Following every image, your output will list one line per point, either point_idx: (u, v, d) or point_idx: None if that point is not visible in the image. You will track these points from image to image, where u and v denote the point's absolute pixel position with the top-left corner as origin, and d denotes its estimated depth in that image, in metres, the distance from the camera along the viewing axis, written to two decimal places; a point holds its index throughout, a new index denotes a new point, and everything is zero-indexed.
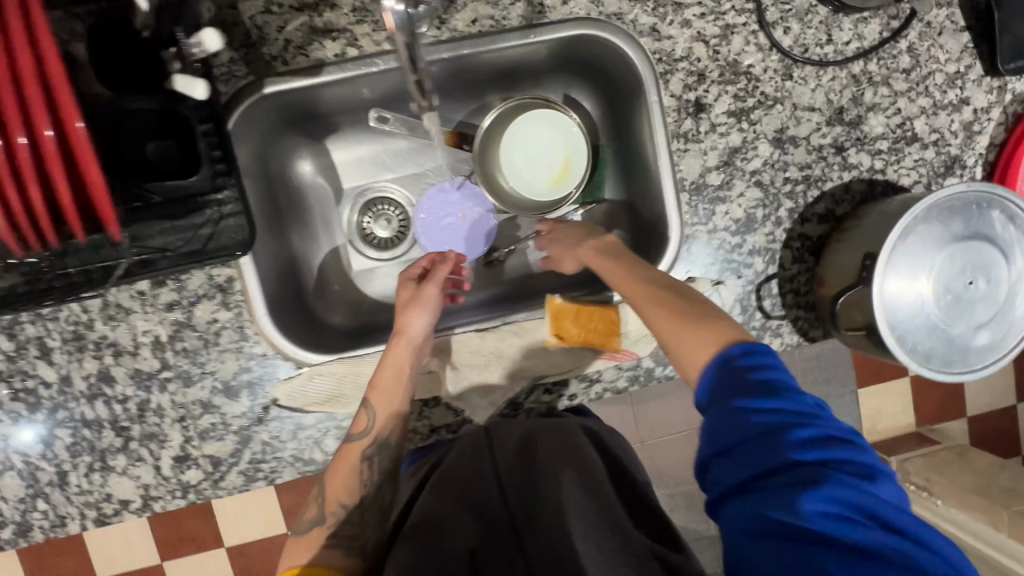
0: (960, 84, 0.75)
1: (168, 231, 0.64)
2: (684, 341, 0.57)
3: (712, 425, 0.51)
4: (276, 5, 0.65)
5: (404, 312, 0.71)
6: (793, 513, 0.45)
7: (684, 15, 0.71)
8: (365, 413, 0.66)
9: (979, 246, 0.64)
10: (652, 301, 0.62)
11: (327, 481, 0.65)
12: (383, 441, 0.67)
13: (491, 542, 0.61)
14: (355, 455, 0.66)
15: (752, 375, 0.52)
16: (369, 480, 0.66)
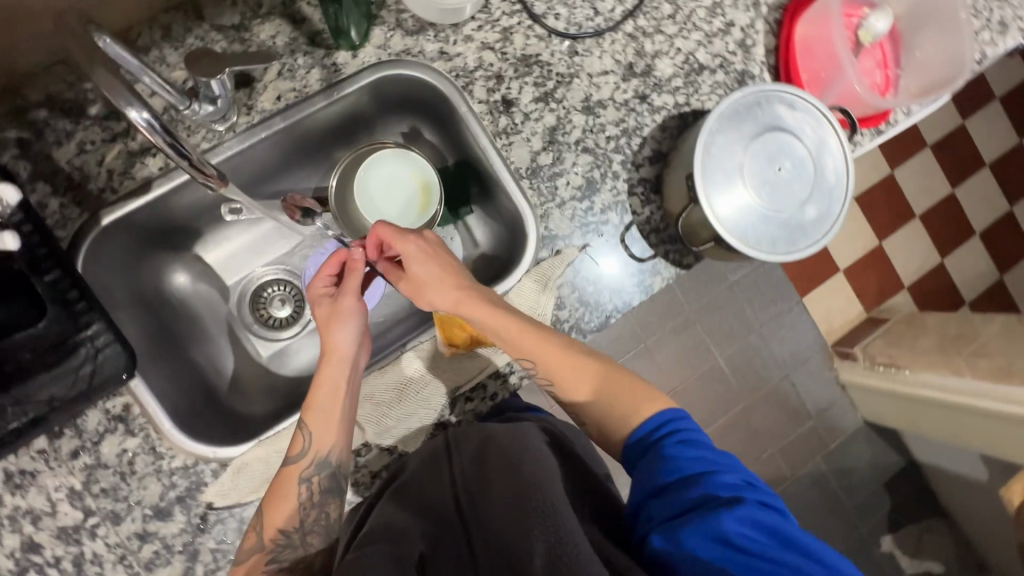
0: (721, 12, 0.85)
1: (48, 383, 0.65)
2: (602, 411, 0.66)
3: (645, 474, 0.57)
4: (89, 144, 0.69)
5: (328, 328, 0.72)
6: (713, 532, 0.49)
7: (465, 32, 0.78)
8: (302, 434, 0.68)
9: (774, 136, 0.72)
10: (569, 365, 0.68)
11: (267, 512, 0.65)
12: (322, 461, 0.68)
13: (441, 548, 0.61)
14: (295, 479, 0.67)
15: (678, 443, 0.58)
16: (307, 503, 0.67)
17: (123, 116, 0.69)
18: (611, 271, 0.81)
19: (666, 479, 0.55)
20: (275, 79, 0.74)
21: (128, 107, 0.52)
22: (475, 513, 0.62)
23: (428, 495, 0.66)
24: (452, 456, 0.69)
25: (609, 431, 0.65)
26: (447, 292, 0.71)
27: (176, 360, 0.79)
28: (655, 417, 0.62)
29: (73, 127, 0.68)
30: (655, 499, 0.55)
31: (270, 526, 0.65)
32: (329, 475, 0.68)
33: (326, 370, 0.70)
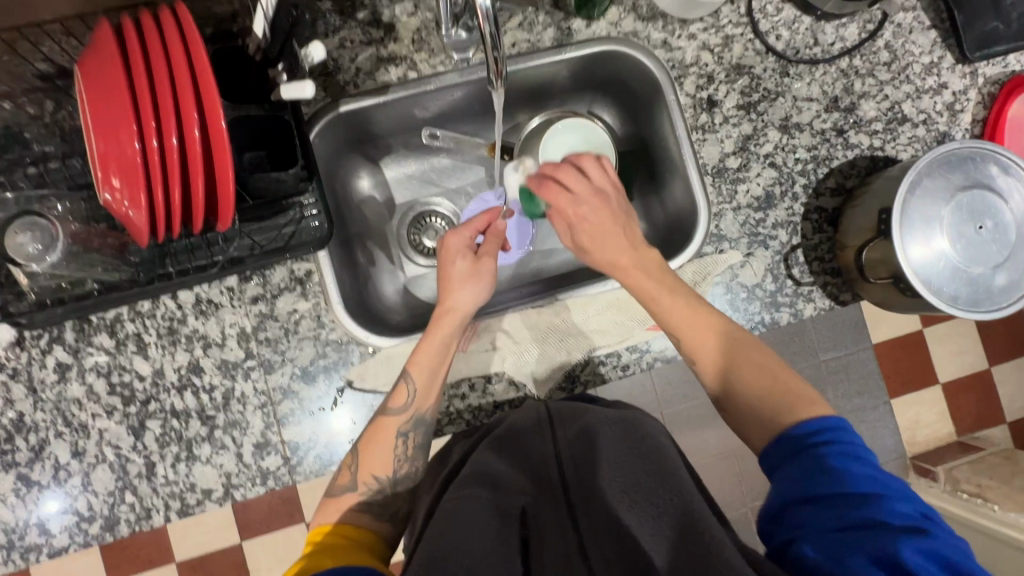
0: (937, 72, 0.86)
1: (256, 232, 0.73)
2: (756, 409, 0.63)
3: (801, 472, 0.54)
4: (348, 41, 0.78)
5: (457, 286, 0.74)
6: (887, 549, 0.46)
7: (690, 30, 0.83)
8: (405, 387, 0.69)
9: (981, 194, 0.72)
10: (726, 359, 0.66)
11: (364, 455, 0.67)
12: (418, 417, 0.69)
13: (543, 507, 0.63)
14: (392, 429, 0.68)
15: (833, 453, 0.55)
16: (402, 454, 0.68)
17: (384, 26, 0.78)
18: (765, 285, 0.82)
19: (825, 492, 0.52)
20: (515, 28, 0.81)
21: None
22: (580, 489, 0.62)
23: (527, 450, 0.67)
24: (556, 427, 0.67)
25: (754, 426, 0.63)
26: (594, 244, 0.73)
27: (344, 257, 0.83)
28: (817, 420, 0.58)
29: (341, 24, 0.77)
30: (806, 503, 0.52)
31: (364, 469, 0.67)
32: (423, 432, 0.70)
33: (441, 326, 0.71)
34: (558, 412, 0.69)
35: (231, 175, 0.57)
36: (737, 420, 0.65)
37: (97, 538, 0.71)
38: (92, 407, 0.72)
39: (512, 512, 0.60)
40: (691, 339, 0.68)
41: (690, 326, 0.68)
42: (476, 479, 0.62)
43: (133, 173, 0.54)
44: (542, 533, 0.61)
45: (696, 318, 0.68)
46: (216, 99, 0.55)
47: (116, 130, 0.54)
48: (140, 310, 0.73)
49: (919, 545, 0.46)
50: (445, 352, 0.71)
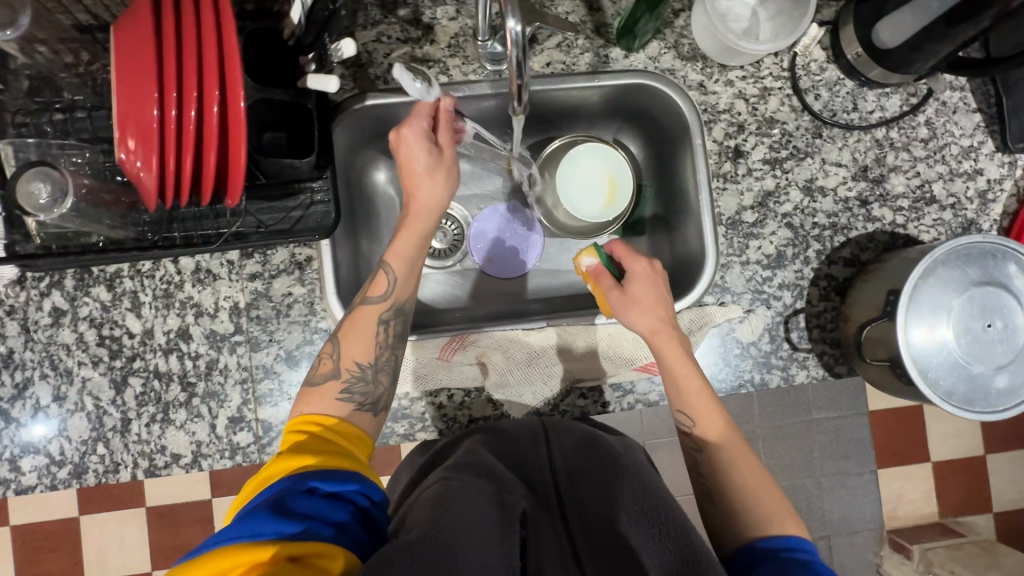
0: (974, 157, 0.84)
1: (264, 211, 0.74)
2: (739, 514, 0.64)
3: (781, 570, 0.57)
4: (386, 37, 0.78)
5: (414, 181, 0.72)
6: None
7: (728, 76, 0.82)
8: (386, 279, 0.69)
9: (995, 292, 0.70)
10: (731, 466, 0.67)
11: (344, 343, 0.66)
12: (397, 307, 0.69)
13: (540, 515, 0.61)
14: (372, 317, 0.68)
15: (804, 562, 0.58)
16: (383, 343, 0.68)
17: (423, 26, 0.78)
18: (761, 344, 0.81)
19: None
20: (552, 49, 0.81)
21: (510, 16, 0.52)
22: (575, 500, 0.63)
23: (523, 460, 0.69)
24: (552, 440, 0.70)
25: (729, 531, 0.64)
26: (650, 317, 0.71)
27: (349, 246, 0.84)
28: (787, 537, 0.61)
29: (381, 18, 0.78)
30: None
31: (346, 357, 0.65)
32: (402, 323, 0.70)
33: (413, 223, 0.72)
34: (553, 426, 0.74)
35: (244, 154, 0.57)
36: (720, 520, 0.66)
37: (63, 483, 0.72)
38: (79, 355, 0.73)
39: (513, 510, 0.59)
40: (712, 450, 0.68)
41: (730, 452, 0.68)
42: (474, 470, 0.63)
43: (149, 139, 0.55)
44: (539, 537, 0.58)
45: (719, 430, 0.68)
46: (239, 78, 0.55)
47: (138, 95, 0.54)
48: (141, 269, 0.74)
49: None
50: (416, 237, 0.72)
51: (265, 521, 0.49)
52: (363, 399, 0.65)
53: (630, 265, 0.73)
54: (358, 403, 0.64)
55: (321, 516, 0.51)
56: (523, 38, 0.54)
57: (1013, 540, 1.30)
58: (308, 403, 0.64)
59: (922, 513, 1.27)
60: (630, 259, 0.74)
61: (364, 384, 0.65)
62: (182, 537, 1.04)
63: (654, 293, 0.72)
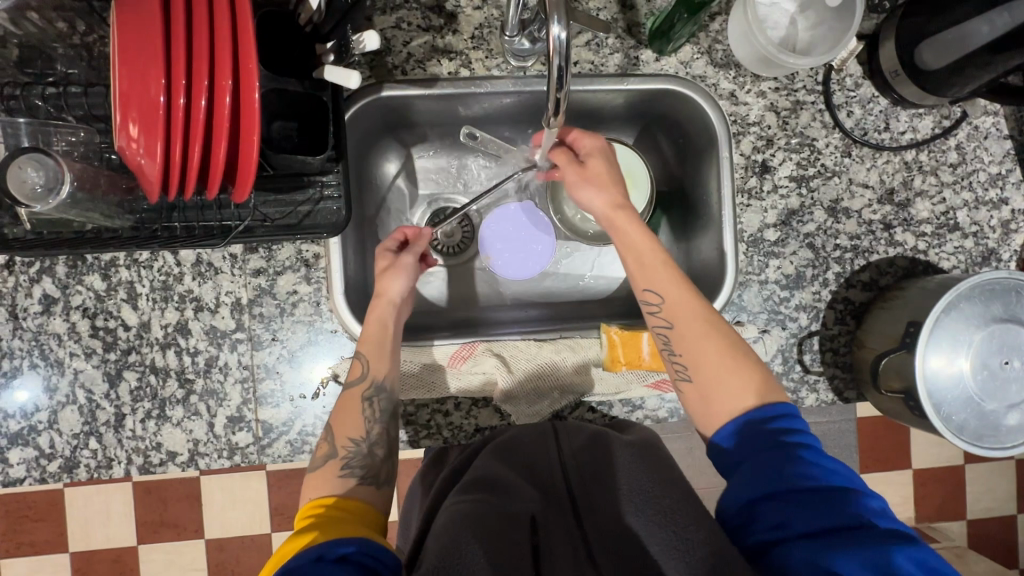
0: (1001, 185, 0.82)
1: (270, 203, 0.69)
2: (716, 395, 0.62)
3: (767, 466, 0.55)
4: (405, 23, 0.73)
5: (382, 278, 0.73)
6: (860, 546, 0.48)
7: (760, 87, 0.79)
8: (358, 361, 0.68)
9: (1015, 329, 0.69)
10: (696, 339, 0.64)
11: (336, 422, 0.66)
12: (378, 384, 0.67)
13: (551, 514, 0.64)
14: (355, 399, 0.67)
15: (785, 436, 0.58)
16: (373, 417, 0.67)
17: (446, 14, 0.74)
18: (773, 365, 0.79)
19: (797, 484, 0.53)
20: (581, 47, 0.77)
21: (555, 21, 0.49)
22: (586, 500, 0.66)
23: (533, 460, 0.70)
24: (561, 439, 0.71)
25: (717, 407, 0.62)
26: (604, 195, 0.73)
27: (357, 241, 0.80)
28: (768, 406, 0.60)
29: (401, 3, 0.73)
30: (775, 497, 0.53)
31: (340, 434, 0.65)
32: (386, 398, 0.68)
33: (375, 312, 0.71)
34: (562, 425, 0.74)
35: (256, 149, 0.53)
36: (696, 404, 0.64)
37: (53, 476, 0.70)
38: (71, 345, 0.70)
39: (524, 518, 0.61)
40: (684, 330, 0.65)
41: (697, 321, 0.65)
42: (483, 483, 0.63)
43: (153, 128, 0.50)
44: (553, 538, 0.61)
45: (689, 306, 0.66)
46: (255, 66, 0.50)
47: (142, 77, 0.50)
48: (137, 259, 0.70)
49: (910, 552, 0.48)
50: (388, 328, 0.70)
51: None
52: (364, 471, 0.63)
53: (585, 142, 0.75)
54: (362, 477, 0.63)
55: None
56: (567, 45, 0.51)
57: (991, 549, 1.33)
58: (313, 487, 0.62)
59: (902, 517, 1.30)
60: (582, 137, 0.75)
61: (362, 458, 0.64)
62: (177, 512, 1.07)
63: (608, 166, 0.74)
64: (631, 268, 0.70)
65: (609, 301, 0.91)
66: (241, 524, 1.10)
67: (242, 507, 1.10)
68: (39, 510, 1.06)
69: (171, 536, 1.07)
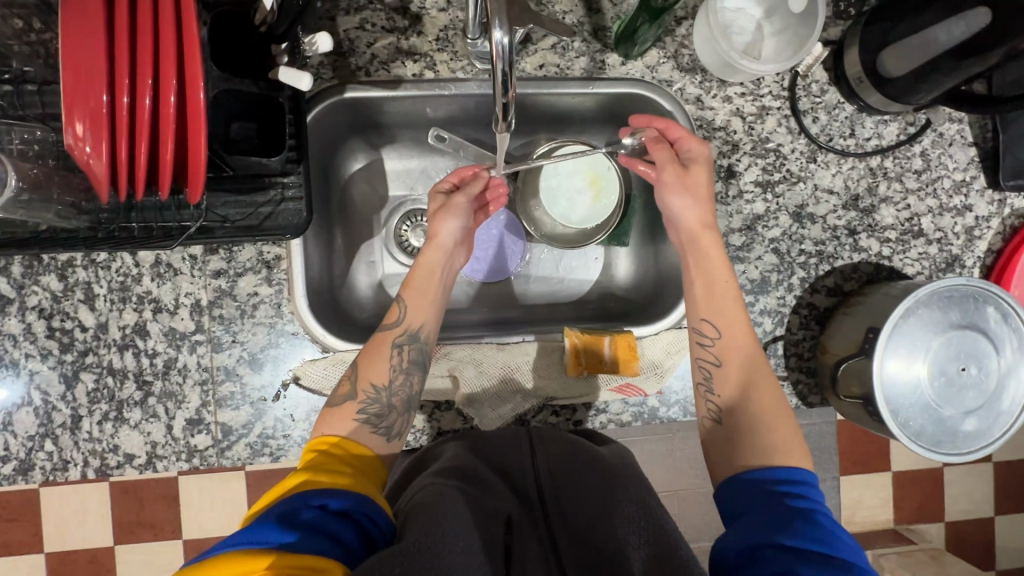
0: (964, 192, 0.83)
1: (230, 204, 0.68)
2: (743, 442, 0.64)
3: (781, 517, 0.55)
4: (369, 24, 0.73)
5: (435, 218, 0.75)
6: None
7: (726, 92, 0.79)
8: (398, 306, 0.70)
9: (972, 336, 0.70)
10: (746, 384, 0.67)
11: (362, 364, 0.65)
12: (413, 332, 0.68)
13: (524, 517, 0.64)
14: (388, 341, 0.67)
15: (800, 501, 0.57)
16: (398, 365, 0.66)
17: (410, 15, 0.74)
18: None
19: (804, 541, 0.52)
20: (547, 50, 0.77)
21: (497, 26, 0.49)
22: (558, 503, 0.65)
23: (505, 463, 0.69)
24: (537, 450, 0.69)
25: (743, 454, 0.63)
26: (694, 216, 0.73)
27: (322, 242, 0.80)
28: (793, 470, 0.60)
29: (365, 4, 0.73)
30: (782, 550, 0.52)
31: (363, 377, 0.65)
32: (418, 348, 0.68)
33: (417, 272, 0.72)
34: (539, 433, 0.71)
35: (205, 148, 0.53)
36: (719, 443, 0.65)
37: (8, 479, 0.69)
38: (26, 346, 0.69)
39: (498, 516, 0.61)
40: (731, 370, 0.68)
41: (745, 368, 0.68)
42: (458, 474, 0.62)
43: (97, 127, 0.50)
44: (523, 545, 0.60)
45: (741, 351, 0.68)
46: (200, 64, 0.50)
47: (85, 76, 0.49)
48: (95, 259, 0.70)
49: None
50: (434, 282, 0.73)
51: (271, 530, 0.48)
52: (378, 420, 0.63)
53: (692, 147, 0.74)
54: (373, 423, 0.63)
55: (324, 532, 0.49)
56: (510, 50, 0.51)
57: (965, 552, 1.34)
58: (326, 421, 0.62)
59: (877, 520, 1.31)
60: (692, 141, 0.74)
61: (379, 406, 0.64)
62: (148, 513, 1.06)
63: (708, 184, 0.74)
64: (699, 296, 0.71)
65: (578, 304, 0.91)
66: (213, 525, 1.09)
67: (215, 509, 1.09)
68: (6, 511, 1.05)
69: (143, 536, 1.06)
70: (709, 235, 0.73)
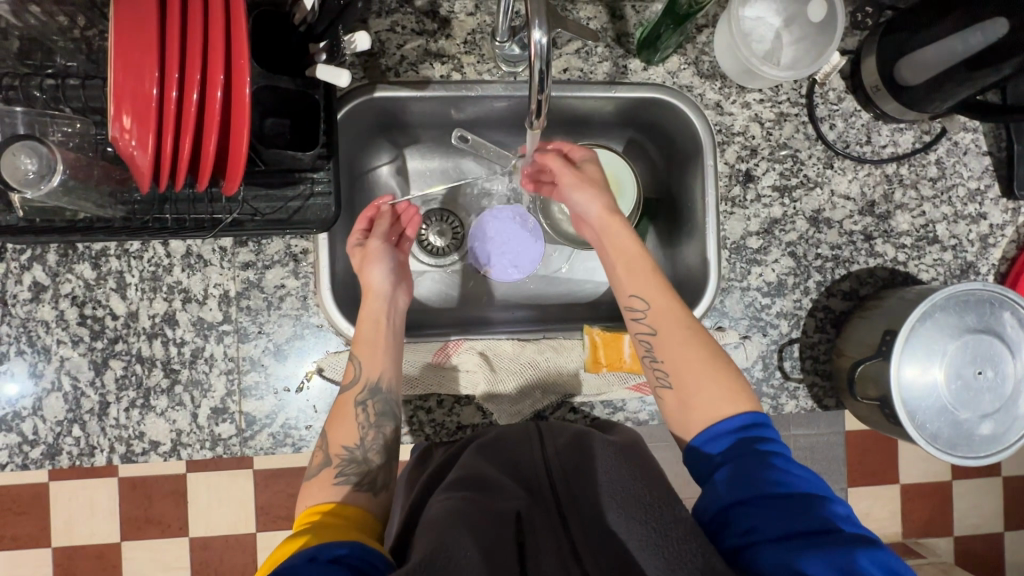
0: (979, 200, 0.84)
1: (261, 198, 0.70)
2: (694, 402, 0.64)
3: (743, 472, 0.57)
4: (400, 27, 0.75)
5: (363, 268, 0.75)
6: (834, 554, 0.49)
7: (745, 98, 0.81)
8: (352, 364, 0.70)
9: (989, 340, 0.70)
10: (678, 345, 0.66)
11: (329, 431, 0.67)
12: (372, 386, 0.69)
13: (537, 512, 0.63)
14: (350, 403, 0.69)
15: (762, 445, 0.59)
16: (365, 422, 0.68)
17: (439, 19, 0.76)
18: (754, 371, 0.80)
19: (770, 489, 0.55)
20: (571, 54, 0.79)
21: (536, 27, 0.51)
22: (570, 501, 0.64)
23: (516, 461, 0.69)
24: (545, 439, 0.70)
25: (695, 416, 0.63)
26: (595, 202, 0.74)
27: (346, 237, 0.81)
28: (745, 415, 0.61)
29: (396, 7, 0.75)
30: (755, 500, 0.54)
31: (334, 443, 0.67)
32: (383, 400, 0.70)
33: (366, 309, 0.73)
34: (547, 426, 0.73)
35: (247, 141, 0.54)
36: (675, 410, 0.65)
37: (36, 463, 0.70)
38: (58, 333, 0.71)
39: (508, 515, 0.60)
40: (667, 336, 0.67)
41: (680, 330, 0.67)
42: (466, 483, 0.62)
43: (144, 119, 0.52)
44: (537, 537, 0.60)
45: (673, 316, 0.67)
46: (247, 61, 0.52)
47: (136, 70, 0.51)
48: (128, 249, 0.71)
49: (868, 552, 0.49)
50: (383, 325, 0.73)
51: None
52: (360, 478, 0.65)
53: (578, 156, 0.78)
54: (356, 482, 0.65)
55: None
56: (548, 49, 0.53)
57: (976, 566, 1.33)
58: (309, 492, 0.64)
59: (887, 533, 1.30)
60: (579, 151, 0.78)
61: (357, 466, 0.66)
62: (158, 509, 1.06)
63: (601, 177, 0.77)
64: (620, 274, 0.71)
65: (595, 305, 0.92)
66: (224, 522, 1.10)
67: (226, 507, 1.09)
68: (20, 503, 1.05)
69: (153, 533, 1.06)
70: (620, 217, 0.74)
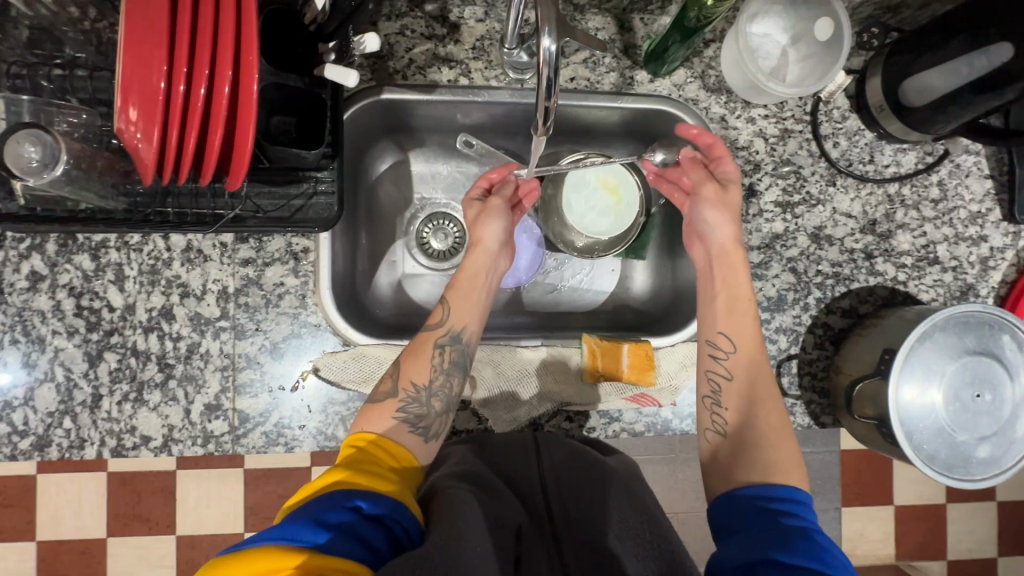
0: (980, 223, 0.84)
1: (263, 195, 0.70)
2: (743, 460, 0.64)
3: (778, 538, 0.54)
4: (410, 31, 0.76)
5: (477, 223, 0.78)
6: None
7: (750, 113, 0.82)
8: (443, 307, 0.71)
9: (988, 362, 0.70)
10: (755, 400, 0.68)
11: (406, 363, 0.67)
12: (455, 333, 0.70)
13: (531, 523, 0.65)
14: (431, 341, 0.69)
15: (799, 521, 0.57)
16: (438, 367, 0.68)
17: (449, 24, 0.76)
18: None
19: (802, 560, 0.52)
20: (578, 64, 0.79)
21: (546, 34, 0.52)
22: (564, 512, 0.65)
23: (512, 468, 0.68)
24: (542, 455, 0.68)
25: (744, 472, 0.63)
26: (720, 212, 0.75)
27: (348, 237, 0.81)
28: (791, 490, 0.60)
29: (406, 11, 0.76)
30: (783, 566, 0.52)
31: (406, 375, 0.66)
32: (460, 350, 0.70)
33: (468, 290, 0.73)
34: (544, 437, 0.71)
35: (252, 138, 0.54)
36: (721, 461, 0.66)
37: (24, 454, 0.69)
38: (54, 323, 0.70)
39: (507, 524, 0.61)
40: (743, 385, 0.68)
41: (756, 384, 0.68)
42: (472, 479, 0.62)
43: (150, 113, 0.52)
44: (531, 554, 0.62)
45: (754, 367, 0.69)
46: (256, 58, 0.52)
47: (144, 63, 0.51)
48: (128, 241, 0.71)
49: None
50: (480, 282, 0.75)
51: (304, 529, 0.49)
52: (417, 420, 0.64)
53: (725, 167, 0.76)
54: (411, 423, 0.64)
55: (360, 538, 0.49)
56: (556, 57, 0.54)
57: None
58: (367, 418, 0.63)
59: (880, 555, 1.29)
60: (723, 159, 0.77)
61: (418, 407, 0.64)
62: (145, 507, 1.04)
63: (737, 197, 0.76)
64: (717, 293, 0.73)
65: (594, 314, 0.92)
66: (211, 522, 1.08)
67: (214, 506, 1.08)
68: (5, 496, 1.04)
69: (139, 530, 1.05)
70: (739, 257, 0.74)
